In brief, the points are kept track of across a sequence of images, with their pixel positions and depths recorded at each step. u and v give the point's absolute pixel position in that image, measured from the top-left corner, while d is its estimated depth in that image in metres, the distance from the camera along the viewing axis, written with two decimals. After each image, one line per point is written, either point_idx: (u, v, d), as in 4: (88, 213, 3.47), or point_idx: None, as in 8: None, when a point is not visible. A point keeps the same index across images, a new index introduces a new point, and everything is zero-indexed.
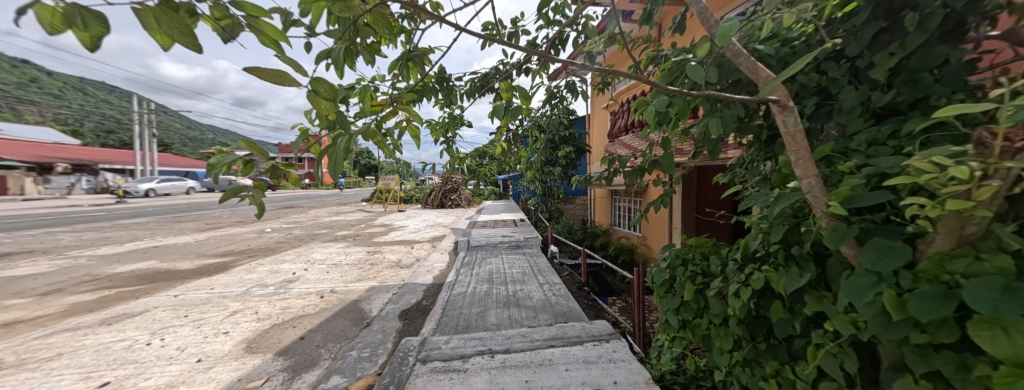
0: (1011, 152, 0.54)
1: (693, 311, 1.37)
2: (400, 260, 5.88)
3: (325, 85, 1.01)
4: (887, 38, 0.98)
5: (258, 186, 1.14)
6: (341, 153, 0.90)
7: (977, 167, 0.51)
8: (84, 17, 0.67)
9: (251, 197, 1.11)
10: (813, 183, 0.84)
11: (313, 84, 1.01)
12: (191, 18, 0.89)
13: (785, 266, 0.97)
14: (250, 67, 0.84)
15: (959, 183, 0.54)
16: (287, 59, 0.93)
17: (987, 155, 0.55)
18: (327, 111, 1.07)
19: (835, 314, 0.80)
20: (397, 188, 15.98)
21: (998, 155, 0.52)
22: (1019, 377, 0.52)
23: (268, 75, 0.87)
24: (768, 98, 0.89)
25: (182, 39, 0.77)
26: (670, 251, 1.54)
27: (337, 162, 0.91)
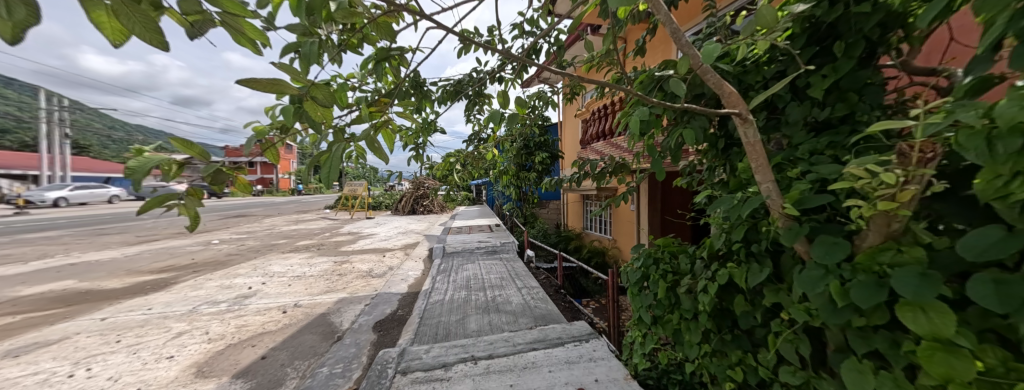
0: (923, 162, 0.64)
1: (664, 308, 1.46)
2: (370, 270, 5.62)
3: (324, 91, 0.95)
4: (820, 62, 1.13)
5: (194, 194, 1.04)
6: (336, 160, 0.89)
7: (900, 174, 0.61)
8: (16, 8, 0.62)
9: (182, 207, 1.02)
10: (771, 187, 0.95)
11: (314, 90, 0.95)
12: (155, 12, 0.85)
13: (746, 262, 1.07)
14: (245, 78, 0.79)
15: (886, 187, 0.64)
16: (285, 66, 0.88)
17: (907, 163, 0.65)
18: (325, 117, 1.03)
19: (790, 304, 0.90)
20: (364, 195, 15.31)
21: (914, 164, 0.63)
22: (937, 350, 0.61)
23: (262, 85, 0.83)
24: (732, 111, 0.98)
25: (143, 34, 0.73)
26: (642, 251, 1.64)
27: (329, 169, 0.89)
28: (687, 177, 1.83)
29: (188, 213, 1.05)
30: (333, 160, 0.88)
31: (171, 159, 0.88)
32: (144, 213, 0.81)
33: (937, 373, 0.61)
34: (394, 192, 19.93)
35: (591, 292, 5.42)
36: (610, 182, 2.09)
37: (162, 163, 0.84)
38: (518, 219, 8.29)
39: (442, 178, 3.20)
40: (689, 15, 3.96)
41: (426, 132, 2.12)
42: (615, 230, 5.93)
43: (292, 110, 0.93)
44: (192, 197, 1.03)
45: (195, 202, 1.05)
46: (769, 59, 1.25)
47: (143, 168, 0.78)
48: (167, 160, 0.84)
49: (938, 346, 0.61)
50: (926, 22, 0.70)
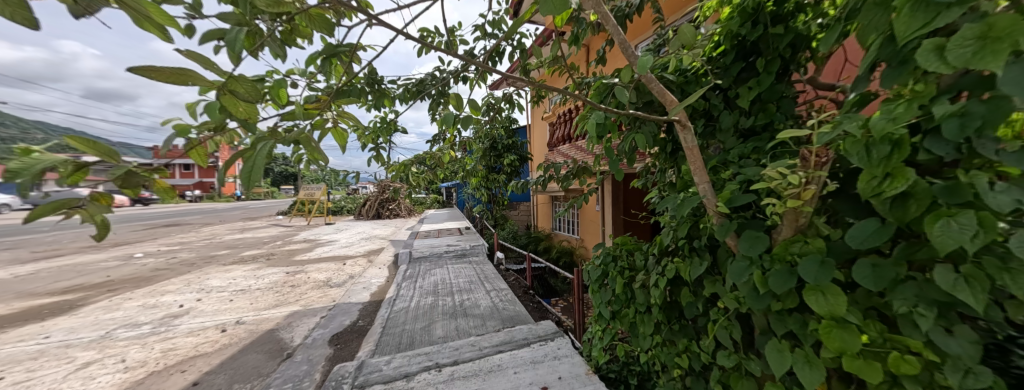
0: (820, 165, 0.75)
1: (621, 302, 1.54)
2: (328, 279, 5.27)
3: (246, 84, 0.85)
4: (746, 76, 1.26)
5: (100, 200, 0.88)
6: (263, 160, 0.75)
7: (803, 175, 0.70)
8: None
9: (86, 214, 0.85)
10: (707, 188, 1.04)
11: (231, 82, 0.84)
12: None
13: (690, 257, 1.17)
14: (138, 66, 0.65)
15: (793, 188, 0.74)
16: (196, 54, 0.72)
17: (809, 166, 0.75)
18: (246, 113, 0.92)
19: (724, 293, 0.99)
20: (323, 199, 14.35)
21: (814, 166, 0.73)
22: (834, 327, 0.71)
23: (163, 74, 0.70)
24: (673, 118, 1.06)
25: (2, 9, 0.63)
26: (603, 249, 1.72)
27: (253, 170, 0.73)
28: (643, 178, 1.93)
29: (96, 221, 0.89)
30: (255, 159, 0.75)
31: (66, 160, 0.73)
32: (36, 221, 0.61)
33: (835, 347, 0.71)
34: (356, 196, 18.90)
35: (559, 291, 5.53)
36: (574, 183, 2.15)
37: (58, 166, 0.71)
38: (488, 222, 8.25)
39: (405, 181, 3.09)
40: (639, 31, 4.24)
41: (385, 133, 2.03)
42: (582, 231, 6.11)
43: (214, 107, 0.86)
44: (97, 202, 0.87)
45: (103, 208, 0.89)
46: (705, 72, 1.37)
47: (27, 172, 0.64)
48: (62, 163, 0.71)
49: (835, 323, 0.71)
50: (825, 46, 0.82)
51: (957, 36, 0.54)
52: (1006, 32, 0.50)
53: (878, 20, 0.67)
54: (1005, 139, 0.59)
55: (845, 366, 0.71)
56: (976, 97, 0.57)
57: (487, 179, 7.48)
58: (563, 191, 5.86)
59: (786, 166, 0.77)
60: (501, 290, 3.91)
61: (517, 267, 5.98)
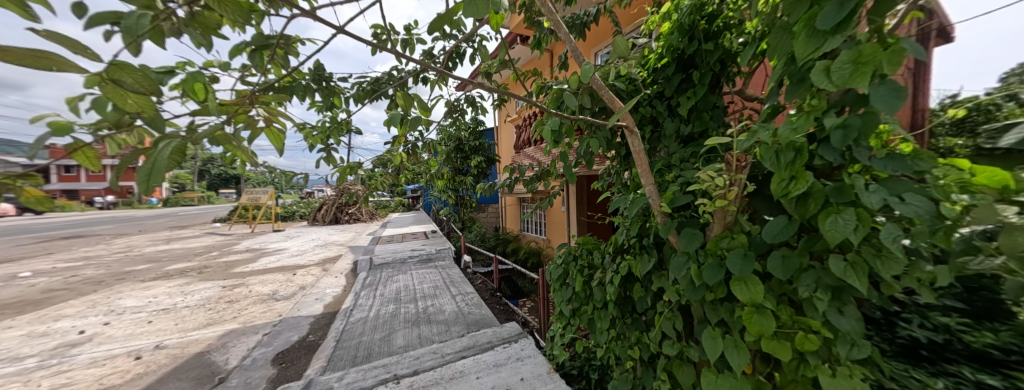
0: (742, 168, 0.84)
1: (580, 300, 1.60)
2: (274, 292, 4.82)
3: (134, 72, 0.73)
4: (685, 87, 1.38)
5: None
6: (164, 161, 0.67)
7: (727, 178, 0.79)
8: None
9: None
10: (652, 189, 1.12)
11: (114, 70, 0.72)
12: None
13: (640, 254, 1.25)
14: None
15: (720, 189, 0.82)
16: (57, 36, 0.62)
17: (733, 169, 0.84)
18: (140, 107, 0.77)
19: (668, 287, 1.07)
20: (270, 204, 13.11)
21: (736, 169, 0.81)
22: (754, 313, 0.80)
23: (16, 56, 0.60)
24: (621, 124, 1.13)
25: None
26: (565, 248, 1.77)
27: (150, 171, 0.64)
28: (602, 180, 2.01)
29: None
30: (155, 160, 0.67)
31: None
32: None
33: (755, 330, 0.80)
34: (310, 200, 17.53)
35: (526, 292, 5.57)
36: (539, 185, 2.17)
37: None
38: (455, 225, 8.09)
39: (363, 184, 2.94)
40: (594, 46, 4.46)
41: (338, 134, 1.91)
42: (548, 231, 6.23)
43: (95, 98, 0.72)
44: None
45: None
46: (651, 82, 1.48)
47: None
48: None
49: (756, 310, 0.80)
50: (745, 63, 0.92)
51: (838, 60, 0.63)
52: (872, 59, 0.60)
53: (784, 43, 0.78)
54: (875, 148, 0.71)
55: (762, 347, 0.81)
56: (854, 112, 0.68)
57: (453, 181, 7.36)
58: (530, 193, 5.92)
59: (715, 170, 0.86)
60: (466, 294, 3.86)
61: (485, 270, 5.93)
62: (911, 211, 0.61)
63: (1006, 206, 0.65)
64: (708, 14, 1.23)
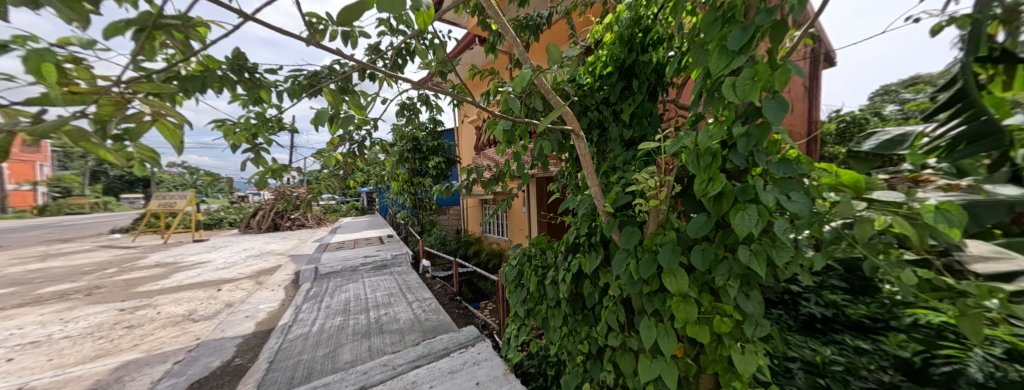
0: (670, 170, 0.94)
1: (535, 300, 1.63)
2: (192, 311, 4.18)
3: None
4: (625, 94, 1.49)
5: None
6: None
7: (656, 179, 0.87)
8: None
9: None
10: (597, 190, 1.19)
11: None
12: None
13: (588, 251, 1.31)
14: None
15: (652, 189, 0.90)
16: None
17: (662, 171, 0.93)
18: None
19: (612, 282, 1.14)
20: (191, 210, 11.39)
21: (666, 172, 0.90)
22: (681, 301, 0.89)
23: None
24: (568, 128, 1.18)
25: None
26: (520, 249, 1.79)
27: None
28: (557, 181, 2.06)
29: None
30: None
31: None
32: None
33: (683, 317, 0.88)
34: (242, 205, 15.59)
35: (487, 294, 5.52)
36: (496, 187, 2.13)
37: None
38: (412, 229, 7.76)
39: (303, 187, 2.69)
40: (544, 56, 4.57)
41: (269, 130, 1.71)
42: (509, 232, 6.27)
43: None
44: None
45: None
46: (597, 88, 1.57)
47: None
48: None
49: (683, 299, 0.89)
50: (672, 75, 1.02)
51: (741, 76, 0.73)
52: (766, 77, 0.71)
53: (701, 59, 0.88)
54: (771, 153, 0.83)
55: (688, 332, 0.90)
56: (754, 122, 0.79)
57: (408, 184, 7.07)
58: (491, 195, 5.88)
59: (648, 172, 0.94)
60: (424, 300, 3.72)
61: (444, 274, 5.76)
62: (796, 208, 0.73)
63: (859, 202, 0.81)
64: (644, 28, 1.33)
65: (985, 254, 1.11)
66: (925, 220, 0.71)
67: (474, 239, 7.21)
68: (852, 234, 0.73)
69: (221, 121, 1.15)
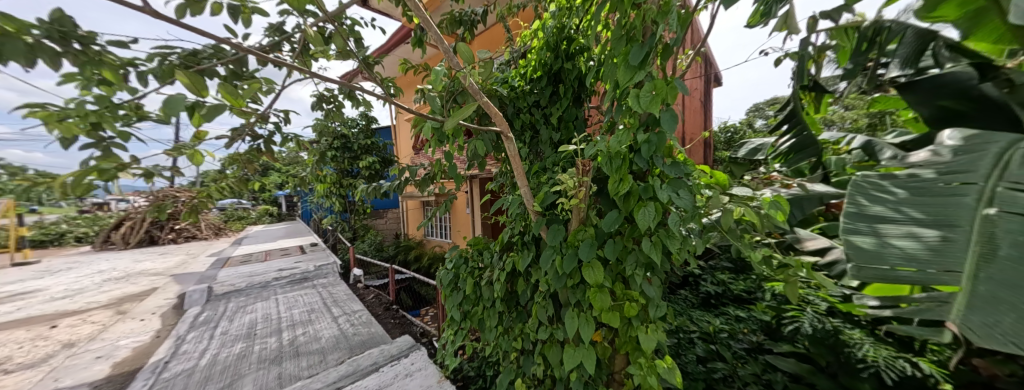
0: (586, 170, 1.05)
1: (471, 302, 1.61)
2: (6, 359, 3.09)
3: None
4: (554, 98, 1.56)
5: None
6: None
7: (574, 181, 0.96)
8: None
9: None
10: (526, 191, 1.25)
11: None
12: None
13: (522, 250, 1.36)
14: None
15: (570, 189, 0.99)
16: None
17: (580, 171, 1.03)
18: None
19: (541, 277, 1.21)
20: (12, 222, 8.49)
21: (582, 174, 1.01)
22: (597, 291, 0.99)
23: None
24: (499, 130, 1.20)
25: None
26: (456, 251, 1.75)
27: None
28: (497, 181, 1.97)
29: None
30: None
31: None
32: None
33: (598, 305, 0.99)
34: (100, 214, 12.20)
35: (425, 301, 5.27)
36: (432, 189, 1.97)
37: None
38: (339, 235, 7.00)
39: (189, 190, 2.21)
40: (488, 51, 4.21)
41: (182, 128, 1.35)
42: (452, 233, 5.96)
43: None
44: None
45: None
46: (529, 91, 1.62)
47: None
48: None
49: (599, 289, 1.01)
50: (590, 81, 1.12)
51: (640, 90, 0.84)
52: (660, 92, 0.82)
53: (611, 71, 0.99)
54: (666, 157, 0.98)
55: (603, 318, 1.01)
56: (652, 130, 0.92)
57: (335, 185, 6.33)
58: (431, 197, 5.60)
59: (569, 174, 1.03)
60: (352, 313, 3.41)
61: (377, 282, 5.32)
62: (681, 204, 0.88)
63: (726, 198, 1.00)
64: (567, 37, 1.41)
65: (808, 236, 1.47)
66: (766, 211, 0.92)
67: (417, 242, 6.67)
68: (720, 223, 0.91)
69: (34, 103, 0.81)
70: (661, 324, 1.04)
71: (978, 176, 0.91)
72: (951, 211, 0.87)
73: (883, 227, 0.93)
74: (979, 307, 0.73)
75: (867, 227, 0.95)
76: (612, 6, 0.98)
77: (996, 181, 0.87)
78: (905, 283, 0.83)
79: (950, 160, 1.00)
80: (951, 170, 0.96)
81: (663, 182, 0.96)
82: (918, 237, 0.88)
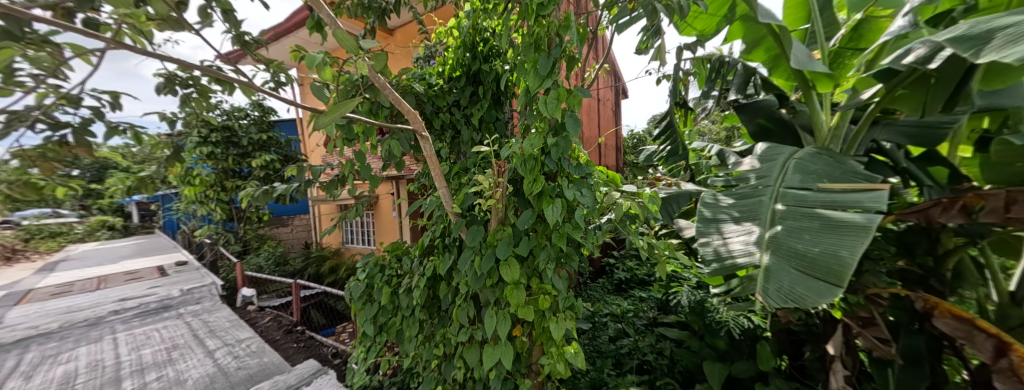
0: None
1: (387, 313, 1.49)
2: None
3: None
4: (475, 98, 1.56)
5: None
6: None
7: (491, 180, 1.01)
8: None
9: None
10: (444, 192, 1.25)
11: None
12: None
13: (442, 253, 1.34)
14: None
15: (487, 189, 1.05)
16: None
17: None
18: None
19: (461, 279, 1.21)
20: None
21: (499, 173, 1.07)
22: (514, 287, 1.06)
23: None
24: (414, 129, 1.14)
25: None
26: (370, 259, 1.59)
27: None
28: (416, 183, 1.85)
29: None
30: None
31: None
32: None
33: (516, 302, 1.05)
34: None
35: (336, 317, 4.66)
36: (342, 190, 1.65)
37: None
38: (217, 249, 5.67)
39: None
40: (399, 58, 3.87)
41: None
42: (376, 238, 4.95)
43: None
44: None
45: None
46: (448, 89, 1.57)
47: None
48: None
49: (516, 286, 1.07)
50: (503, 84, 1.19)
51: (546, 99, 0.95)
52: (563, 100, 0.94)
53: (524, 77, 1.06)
54: (572, 159, 1.12)
55: (519, 314, 1.07)
56: (559, 134, 1.04)
57: (214, 188, 4.92)
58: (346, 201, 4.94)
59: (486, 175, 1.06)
60: (237, 343, 2.83)
61: (273, 302, 4.49)
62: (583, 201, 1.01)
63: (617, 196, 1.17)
64: (483, 38, 1.43)
65: (685, 225, 1.76)
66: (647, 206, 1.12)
67: (333, 252, 5.46)
68: (614, 217, 1.08)
69: None
70: (570, 313, 1.15)
71: (772, 178, 1.17)
72: (758, 207, 1.08)
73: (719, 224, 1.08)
74: (780, 277, 0.84)
75: (710, 227, 1.08)
76: (523, 17, 1.06)
77: (781, 183, 1.13)
78: (743, 269, 0.90)
79: (759, 167, 1.27)
80: (760, 176, 1.22)
81: (570, 181, 1.09)
82: (747, 232, 1.01)
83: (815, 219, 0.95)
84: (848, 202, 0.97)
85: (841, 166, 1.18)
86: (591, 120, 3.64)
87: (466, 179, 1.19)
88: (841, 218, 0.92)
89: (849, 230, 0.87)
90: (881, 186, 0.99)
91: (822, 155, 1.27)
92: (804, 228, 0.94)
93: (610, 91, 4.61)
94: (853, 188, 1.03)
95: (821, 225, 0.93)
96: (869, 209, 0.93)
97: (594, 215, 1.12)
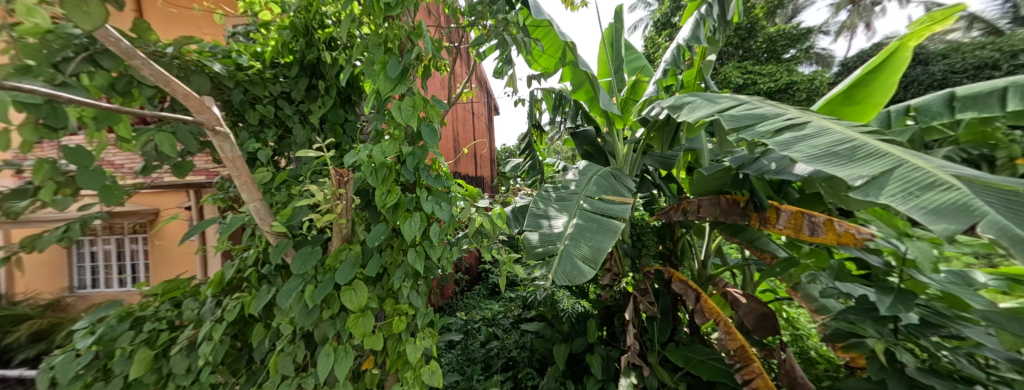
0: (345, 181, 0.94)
1: (151, 386, 0.99)
2: None
3: None
4: (314, 94, 1.30)
5: None
6: None
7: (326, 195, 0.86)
8: None
9: None
10: (259, 206, 0.96)
11: None
12: None
13: (256, 286, 1.02)
14: None
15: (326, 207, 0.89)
16: None
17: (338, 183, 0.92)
18: None
19: (281, 319, 0.95)
20: None
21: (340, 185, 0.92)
22: (359, 316, 0.93)
23: None
24: (199, 122, 0.80)
25: None
26: (114, 311, 1.02)
27: None
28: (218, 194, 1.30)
29: None
30: None
31: None
32: None
33: (360, 333, 0.93)
34: None
35: None
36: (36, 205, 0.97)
37: None
38: None
39: None
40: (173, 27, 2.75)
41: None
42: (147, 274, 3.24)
43: None
44: None
45: None
46: (272, 77, 1.24)
47: None
48: None
49: (362, 313, 0.95)
50: (345, 82, 1.03)
51: (401, 107, 0.90)
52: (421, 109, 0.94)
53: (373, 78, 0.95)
54: (431, 170, 1.09)
55: (366, 345, 0.94)
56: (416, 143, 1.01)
57: None
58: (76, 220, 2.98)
59: (322, 191, 0.90)
60: None
61: None
62: (438, 213, 1.01)
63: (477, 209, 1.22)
64: (323, 24, 1.20)
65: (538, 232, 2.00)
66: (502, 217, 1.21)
67: None
68: (469, 229, 1.11)
69: None
70: (430, 330, 1.11)
71: (580, 189, 1.58)
72: (570, 209, 1.47)
73: (541, 222, 1.45)
74: (562, 263, 1.21)
75: (535, 222, 1.46)
76: (370, 14, 0.98)
77: (585, 192, 1.55)
78: (544, 253, 1.28)
79: (577, 179, 1.68)
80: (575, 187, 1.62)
81: (428, 193, 1.07)
82: (551, 228, 1.40)
83: (592, 223, 1.38)
84: (613, 209, 1.44)
85: (622, 183, 1.68)
86: (461, 131, 3.76)
87: (294, 189, 0.97)
88: (608, 222, 1.39)
89: (607, 232, 1.33)
90: (630, 201, 1.51)
91: (614, 174, 1.75)
92: (587, 229, 1.35)
93: (481, 106, 4.88)
94: (620, 199, 1.52)
95: (597, 228, 1.35)
96: (620, 215, 1.41)
97: (451, 227, 1.12)
